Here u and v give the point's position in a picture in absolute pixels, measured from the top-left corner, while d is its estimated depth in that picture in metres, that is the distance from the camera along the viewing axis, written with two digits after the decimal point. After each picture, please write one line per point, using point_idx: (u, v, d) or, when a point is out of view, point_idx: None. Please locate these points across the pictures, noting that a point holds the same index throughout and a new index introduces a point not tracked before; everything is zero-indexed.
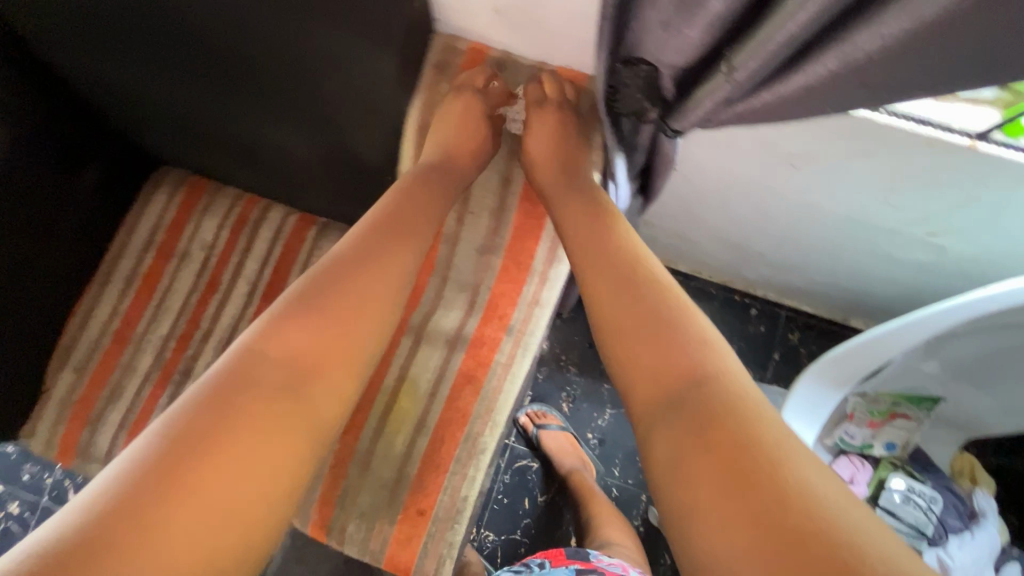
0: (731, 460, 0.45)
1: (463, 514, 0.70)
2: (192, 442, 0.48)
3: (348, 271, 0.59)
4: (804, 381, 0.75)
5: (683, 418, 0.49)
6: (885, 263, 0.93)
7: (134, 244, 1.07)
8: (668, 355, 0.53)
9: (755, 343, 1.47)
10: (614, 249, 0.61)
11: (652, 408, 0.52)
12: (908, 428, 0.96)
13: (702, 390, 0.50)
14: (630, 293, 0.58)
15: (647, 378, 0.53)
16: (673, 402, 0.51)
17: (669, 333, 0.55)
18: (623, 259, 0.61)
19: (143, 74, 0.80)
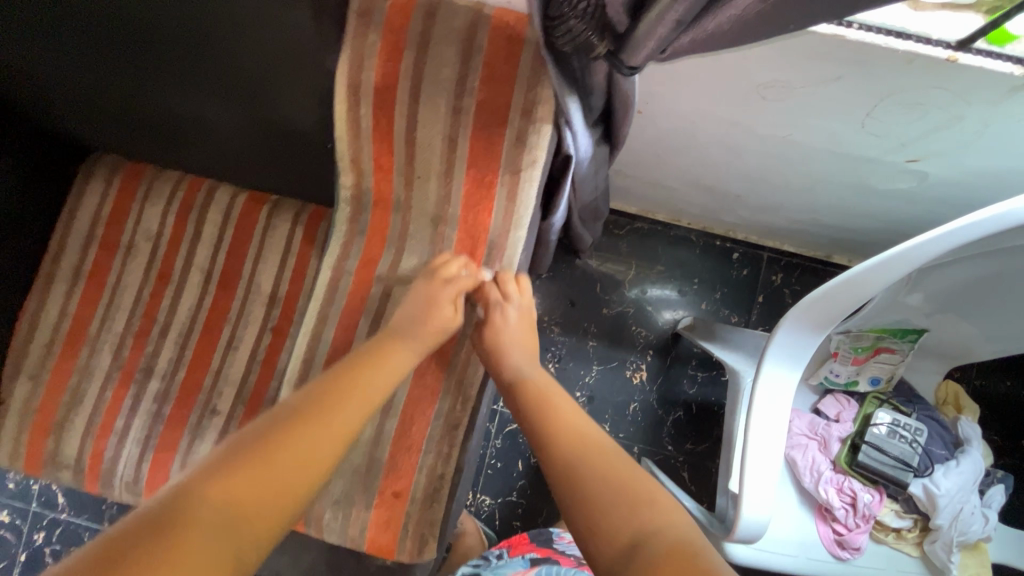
0: None
1: (441, 493, 0.68)
2: (140, 559, 0.37)
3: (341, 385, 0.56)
4: (784, 329, 0.72)
5: (647, 569, 0.42)
6: (865, 196, 0.89)
7: (74, 239, 1.00)
8: (617, 501, 0.49)
9: (738, 287, 1.45)
10: (559, 419, 0.57)
11: (615, 566, 0.44)
12: (894, 362, 0.94)
13: (659, 539, 0.45)
14: (580, 448, 0.54)
15: (604, 537, 0.47)
16: (632, 552, 0.44)
17: (610, 482, 0.50)
18: (565, 427, 0.56)
19: (38, 51, 0.71)
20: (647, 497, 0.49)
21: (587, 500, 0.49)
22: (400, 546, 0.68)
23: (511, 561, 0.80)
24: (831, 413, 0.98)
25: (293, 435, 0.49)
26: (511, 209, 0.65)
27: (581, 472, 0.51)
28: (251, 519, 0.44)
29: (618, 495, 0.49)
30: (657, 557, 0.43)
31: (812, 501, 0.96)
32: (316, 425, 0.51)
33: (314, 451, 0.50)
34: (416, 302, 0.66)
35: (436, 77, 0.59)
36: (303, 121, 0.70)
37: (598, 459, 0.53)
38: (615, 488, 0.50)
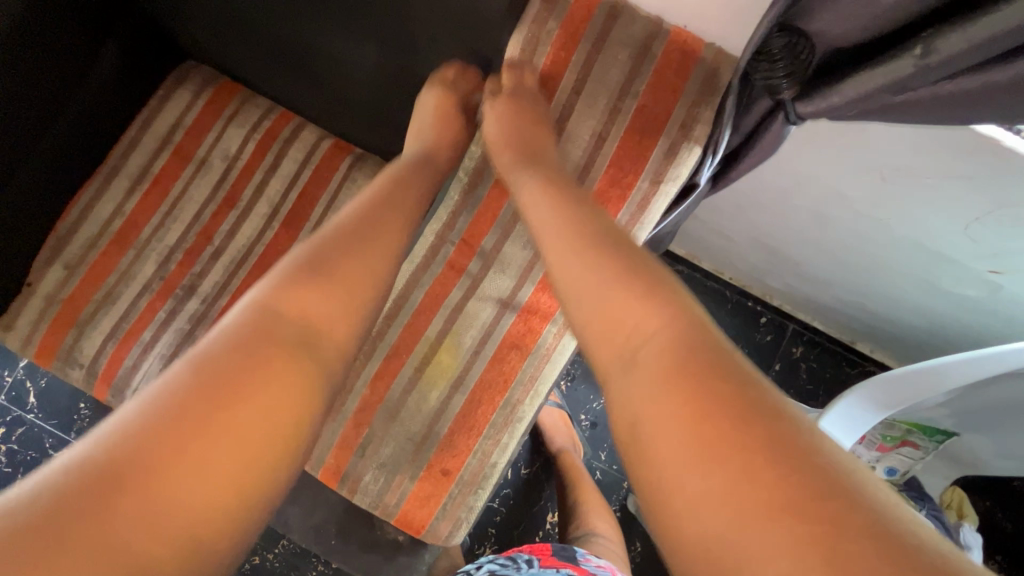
0: (723, 425, 0.36)
1: (488, 481, 0.67)
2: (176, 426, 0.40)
3: (315, 264, 0.50)
4: (845, 401, 0.74)
5: (683, 367, 0.40)
6: (928, 294, 0.92)
7: (147, 140, 0.97)
8: (632, 303, 0.44)
9: (759, 351, 1.48)
10: (566, 234, 0.50)
11: (621, 373, 0.42)
12: (914, 457, 0.98)
13: (688, 341, 0.41)
14: (629, 288, 0.45)
15: (616, 341, 0.44)
16: (657, 356, 0.41)
17: (633, 292, 0.45)
18: (575, 240, 0.50)
19: None
20: (672, 306, 0.43)
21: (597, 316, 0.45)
22: (433, 524, 0.68)
23: (543, 572, 0.70)
24: None
25: (260, 319, 0.46)
26: (635, 220, 0.64)
27: (615, 339, 0.44)
28: (240, 394, 0.42)
29: (638, 307, 0.44)
30: (672, 349, 0.41)
31: None
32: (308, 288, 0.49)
33: (296, 314, 0.47)
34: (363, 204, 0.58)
35: (603, 76, 0.61)
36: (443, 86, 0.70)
37: (645, 304, 0.44)
38: (638, 303, 0.44)
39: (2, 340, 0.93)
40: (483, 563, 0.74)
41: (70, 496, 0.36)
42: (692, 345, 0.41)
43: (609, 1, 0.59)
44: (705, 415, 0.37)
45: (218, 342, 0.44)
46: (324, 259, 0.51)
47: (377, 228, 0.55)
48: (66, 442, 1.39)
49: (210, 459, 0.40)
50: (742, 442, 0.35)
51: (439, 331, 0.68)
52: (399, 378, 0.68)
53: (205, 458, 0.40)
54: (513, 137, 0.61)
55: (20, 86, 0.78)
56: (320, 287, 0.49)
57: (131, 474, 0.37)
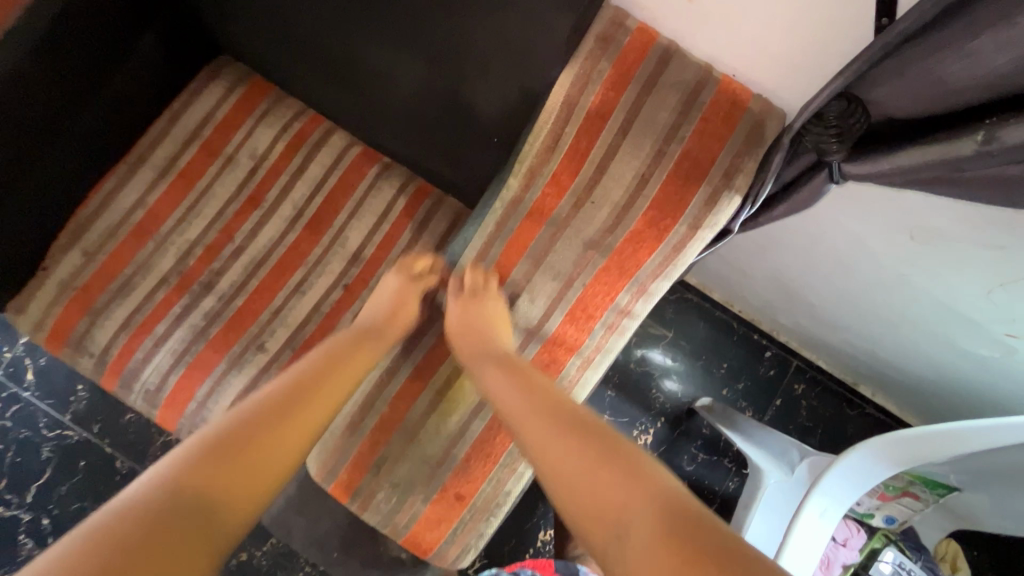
0: (713, 574, 0.39)
1: (500, 508, 0.67)
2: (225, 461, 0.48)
3: (302, 389, 0.57)
4: (855, 454, 0.74)
5: (654, 513, 0.44)
6: (940, 349, 0.94)
7: (176, 133, 0.96)
8: (592, 459, 0.50)
9: (761, 385, 1.49)
10: (535, 408, 0.57)
11: (603, 531, 0.46)
12: (914, 508, 0.99)
13: (642, 484, 0.47)
14: (592, 463, 0.49)
15: (586, 498, 0.48)
16: (618, 519, 0.45)
17: (597, 450, 0.51)
18: (546, 409, 0.57)
19: None
20: (631, 457, 0.50)
21: (567, 472, 0.50)
22: (441, 547, 0.68)
23: None
24: (840, 537, 0.99)
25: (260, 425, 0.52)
26: (668, 262, 0.64)
27: (599, 497, 0.47)
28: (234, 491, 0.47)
29: (604, 461, 0.49)
30: (639, 498, 0.46)
31: None
32: (312, 380, 0.59)
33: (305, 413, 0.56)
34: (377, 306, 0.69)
35: (651, 117, 0.61)
36: (487, 111, 0.71)
37: (607, 468, 0.49)
38: (603, 458, 0.50)
39: (12, 322, 0.92)
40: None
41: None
42: (659, 494, 0.45)
43: (662, 45, 0.61)
44: (692, 561, 0.40)
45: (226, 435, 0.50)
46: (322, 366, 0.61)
47: (354, 356, 0.63)
48: (60, 423, 1.37)
49: (201, 549, 0.43)
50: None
51: None
52: (420, 399, 0.68)
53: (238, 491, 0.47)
54: (474, 330, 0.66)
55: (60, 71, 0.78)
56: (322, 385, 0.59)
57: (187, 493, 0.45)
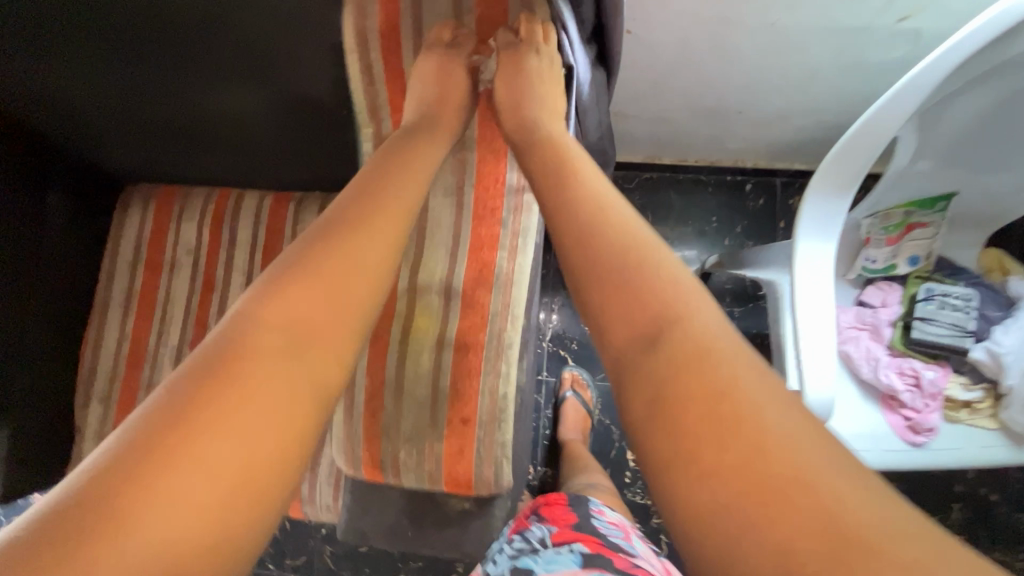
0: (723, 424, 0.38)
1: (506, 412, 0.70)
2: (192, 417, 0.39)
3: (337, 234, 0.51)
4: (810, 203, 0.73)
5: (686, 346, 0.43)
6: (863, 76, 0.91)
7: (122, 266, 1.05)
8: (645, 284, 0.48)
9: (757, 217, 1.46)
10: (588, 239, 0.53)
11: (629, 349, 0.46)
12: (928, 237, 0.94)
13: (682, 325, 0.44)
14: (637, 296, 0.47)
15: (623, 316, 0.47)
16: (650, 341, 0.45)
17: (649, 280, 0.48)
18: (595, 242, 0.52)
19: (92, 78, 0.80)
20: (679, 294, 0.46)
21: (613, 288, 0.48)
22: (477, 473, 0.71)
23: (558, 556, 0.64)
24: (876, 301, 0.97)
25: (266, 321, 0.45)
26: (526, 125, 0.68)
27: (640, 324, 0.46)
28: (298, 350, 0.45)
29: (644, 299, 0.47)
30: (676, 327, 0.44)
31: (876, 393, 0.97)
32: (332, 250, 0.50)
33: (313, 313, 0.46)
34: (411, 126, 0.68)
35: None
36: (319, 89, 0.79)
37: (655, 294, 0.47)
38: (646, 296, 0.47)
39: None
40: (498, 552, 0.69)
41: (93, 517, 0.34)
42: (692, 330, 0.44)
43: None
44: (706, 405, 0.40)
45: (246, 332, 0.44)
46: (351, 226, 0.52)
47: (380, 207, 0.55)
48: None
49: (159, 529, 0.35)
50: (734, 440, 0.38)
51: (407, 300, 0.72)
52: (390, 357, 0.71)
53: (211, 452, 0.38)
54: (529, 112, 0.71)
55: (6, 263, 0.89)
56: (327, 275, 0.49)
57: (153, 459, 0.37)
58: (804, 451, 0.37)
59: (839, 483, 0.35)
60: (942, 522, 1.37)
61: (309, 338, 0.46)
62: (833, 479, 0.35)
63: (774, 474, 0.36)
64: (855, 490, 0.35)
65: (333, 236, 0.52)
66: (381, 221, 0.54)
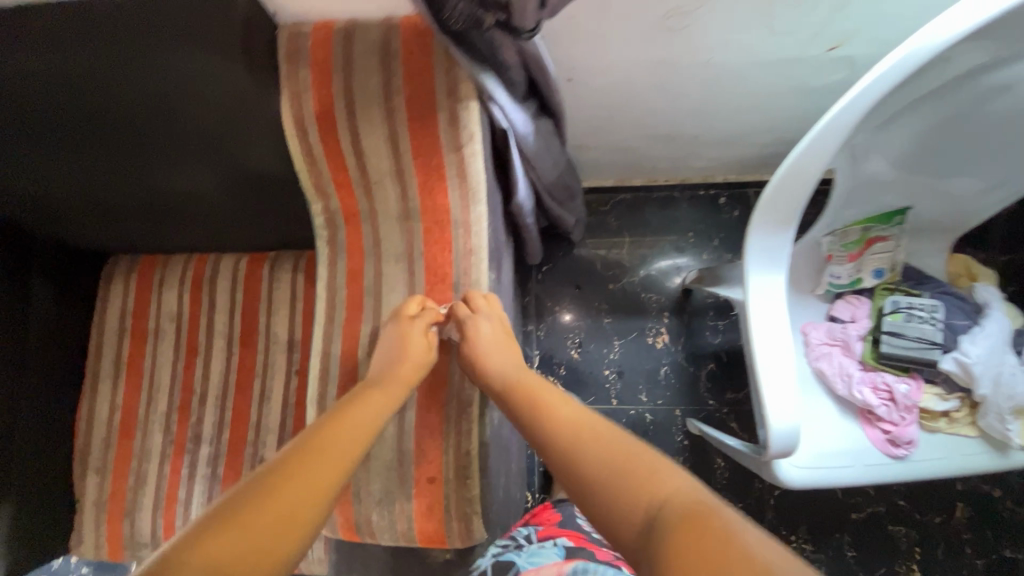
0: (704, 553, 0.37)
1: (471, 468, 0.71)
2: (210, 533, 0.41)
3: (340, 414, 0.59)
4: (754, 237, 0.74)
5: (667, 506, 0.43)
6: (807, 97, 0.93)
7: (109, 338, 1.09)
8: (618, 465, 0.49)
9: (733, 229, 1.47)
10: (574, 437, 0.54)
11: (635, 537, 0.43)
12: (890, 250, 0.94)
13: (662, 492, 0.44)
14: (613, 469, 0.49)
15: (621, 503, 0.46)
16: (647, 514, 0.43)
17: (625, 459, 0.50)
18: (581, 445, 0.53)
19: (57, 175, 0.84)
20: (649, 462, 0.48)
21: (601, 468, 0.49)
22: (448, 529, 0.72)
23: (542, 551, 0.71)
24: (846, 315, 0.98)
25: (234, 523, 0.43)
26: (467, 192, 0.71)
27: (630, 494, 0.46)
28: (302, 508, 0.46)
29: (620, 471, 0.48)
30: (655, 498, 0.44)
31: (852, 407, 0.97)
32: (336, 429, 0.57)
33: (326, 471, 0.51)
34: (388, 349, 0.72)
35: (366, 85, 0.67)
36: (270, 164, 0.82)
37: (629, 465, 0.48)
38: (626, 471, 0.48)
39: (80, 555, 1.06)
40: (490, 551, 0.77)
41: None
42: (675, 501, 0.43)
43: (338, 31, 0.66)
44: (688, 536, 0.39)
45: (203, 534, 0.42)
46: (349, 412, 0.60)
47: (373, 395, 0.64)
48: None
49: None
50: (716, 559, 0.36)
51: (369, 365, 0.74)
52: None
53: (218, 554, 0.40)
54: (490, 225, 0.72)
55: None
56: (339, 438, 0.56)
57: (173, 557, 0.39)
58: (782, 568, 0.35)
59: None
60: (946, 521, 1.36)
61: (289, 527, 0.45)
62: (793, 572, 0.35)
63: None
64: None
65: (331, 417, 0.59)
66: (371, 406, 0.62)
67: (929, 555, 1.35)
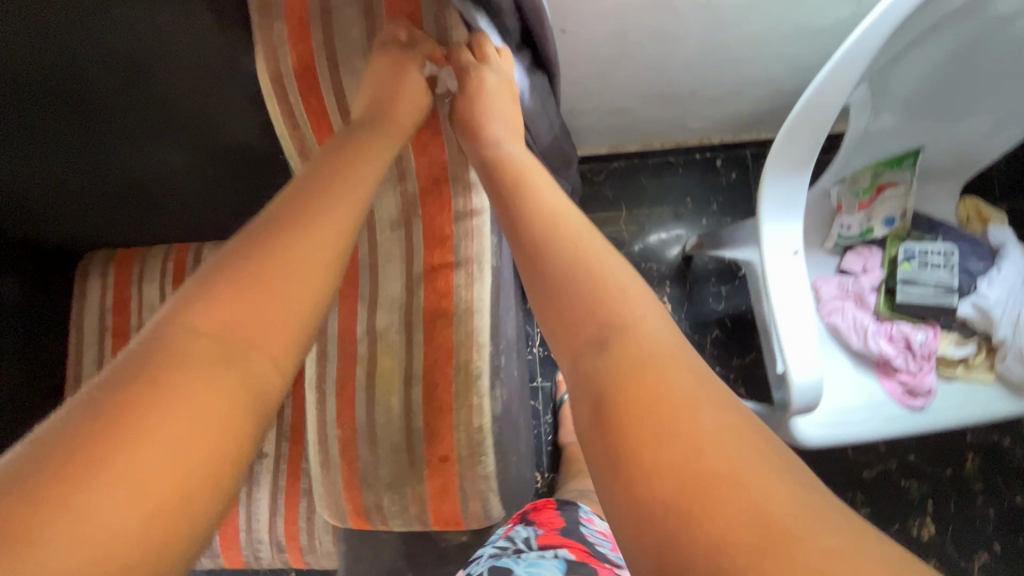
0: (651, 419, 0.36)
1: (485, 445, 0.67)
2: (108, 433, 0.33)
3: (288, 223, 0.47)
4: (768, 185, 0.70)
5: (619, 350, 0.41)
6: (808, 40, 0.89)
7: (88, 337, 1.03)
8: (593, 288, 0.45)
9: (731, 191, 1.44)
10: (536, 235, 0.50)
11: (577, 350, 0.43)
12: (901, 195, 0.91)
13: (632, 330, 0.41)
14: (587, 287, 0.45)
15: (574, 321, 0.44)
16: (599, 341, 0.42)
17: (600, 283, 0.45)
18: (551, 245, 0.49)
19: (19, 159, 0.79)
20: (624, 295, 0.44)
21: (575, 279, 0.46)
22: (464, 510, 0.68)
23: (542, 561, 0.63)
24: (857, 267, 0.95)
25: (219, 304, 0.41)
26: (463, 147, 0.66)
27: (592, 321, 0.43)
28: (233, 357, 0.39)
29: (597, 297, 0.44)
30: (616, 333, 0.42)
31: (868, 361, 0.95)
32: (294, 237, 0.46)
33: (257, 317, 0.41)
34: (371, 95, 0.64)
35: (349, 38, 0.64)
36: (250, 137, 0.78)
37: (603, 291, 0.45)
38: (600, 296, 0.44)
39: None
40: (482, 556, 0.68)
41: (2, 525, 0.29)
42: (641, 341, 0.41)
43: None
44: (644, 403, 0.37)
45: (192, 317, 0.40)
46: (297, 213, 0.48)
47: (337, 191, 0.52)
48: None
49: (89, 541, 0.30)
50: (663, 429, 0.36)
51: (369, 342, 0.69)
52: (359, 403, 0.69)
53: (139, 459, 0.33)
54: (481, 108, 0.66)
55: None
56: (274, 276, 0.43)
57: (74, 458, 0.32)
58: (732, 452, 0.34)
59: (770, 483, 0.33)
60: (957, 473, 1.35)
61: (243, 379, 0.39)
62: (755, 469, 0.33)
63: (704, 468, 0.34)
64: (778, 482, 0.33)
65: (277, 213, 0.48)
66: (334, 207, 0.50)
67: (942, 509, 1.34)
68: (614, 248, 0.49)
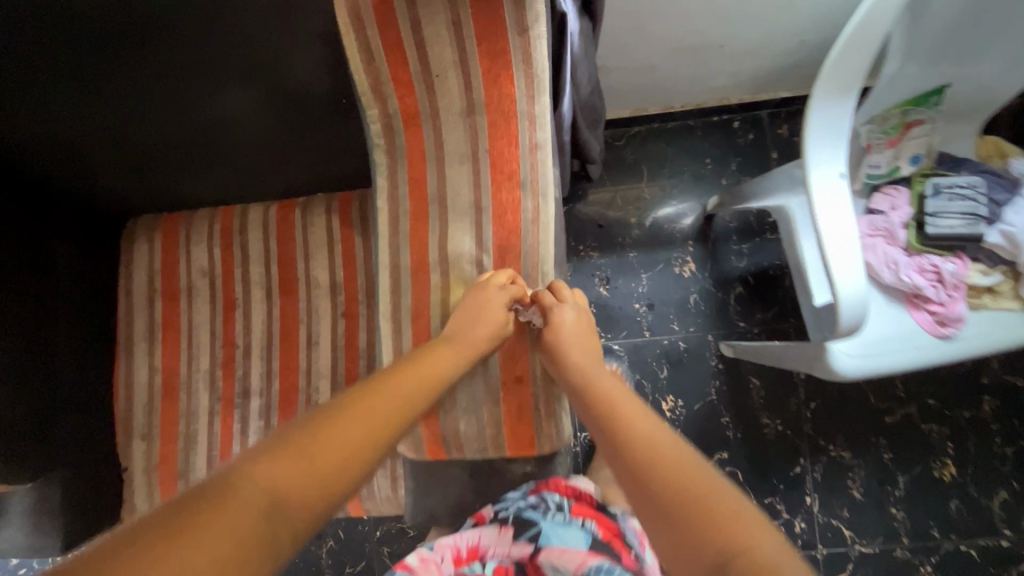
0: None
1: (558, 365, 0.72)
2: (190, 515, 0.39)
3: (360, 411, 0.55)
4: (816, 110, 0.74)
5: (705, 549, 0.41)
6: None
7: (138, 299, 1.04)
8: (674, 491, 0.47)
9: (748, 152, 1.48)
10: (634, 460, 0.53)
11: (679, 566, 0.42)
12: (925, 133, 0.97)
13: (713, 524, 0.42)
14: (665, 492, 0.47)
15: (666, 532, 0.45)
16: (695, 549, 0.42)
17: (676, 482, 0.48)
18: (644, 463, 0.52)
19: (98, 100, 0.84)
20: (702, 490, 0.46)
21: (664, 489, 0.48)
22: (538, 430, 0.73)
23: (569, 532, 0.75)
24: (885, 206, 0.99)
25: (280, 459, 0.46)
26: (533, 78, 0.68)
27: (676, 516, 0.45)
28: (291, 497, 0.44)
29: (678, 495, 0.46)
30: (702, 528, 0.43)
31: (898, 295, 0.99)
32: (349, 419, 0.53)
33: (317, 471, 0.47)
34: (466, 311, 0.69)
35: None
36: (318, 80, 0.84)
37: (681, 489, 0.47)
38: (685, 498, 0.46)
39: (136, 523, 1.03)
40: (519, 496, 0.81)
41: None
42: (723, 536, 0.41)
43: None
44: None
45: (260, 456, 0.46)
46: (364, 404, 0.56)
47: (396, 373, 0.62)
48: None
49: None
50: None
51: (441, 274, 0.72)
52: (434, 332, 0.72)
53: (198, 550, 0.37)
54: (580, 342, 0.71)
55: (30, 303, 0.88)
56: (340, 427, 0.52)
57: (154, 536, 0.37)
58: None
59: None
60: (974, 414, 1.40)
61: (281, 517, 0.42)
62: None
63: None
64: None
65: (350, 402, 0.56)
66: (382, 395, 0.58)
67: (961, 449, 1.40)
68: (696, 452, 0.52)
